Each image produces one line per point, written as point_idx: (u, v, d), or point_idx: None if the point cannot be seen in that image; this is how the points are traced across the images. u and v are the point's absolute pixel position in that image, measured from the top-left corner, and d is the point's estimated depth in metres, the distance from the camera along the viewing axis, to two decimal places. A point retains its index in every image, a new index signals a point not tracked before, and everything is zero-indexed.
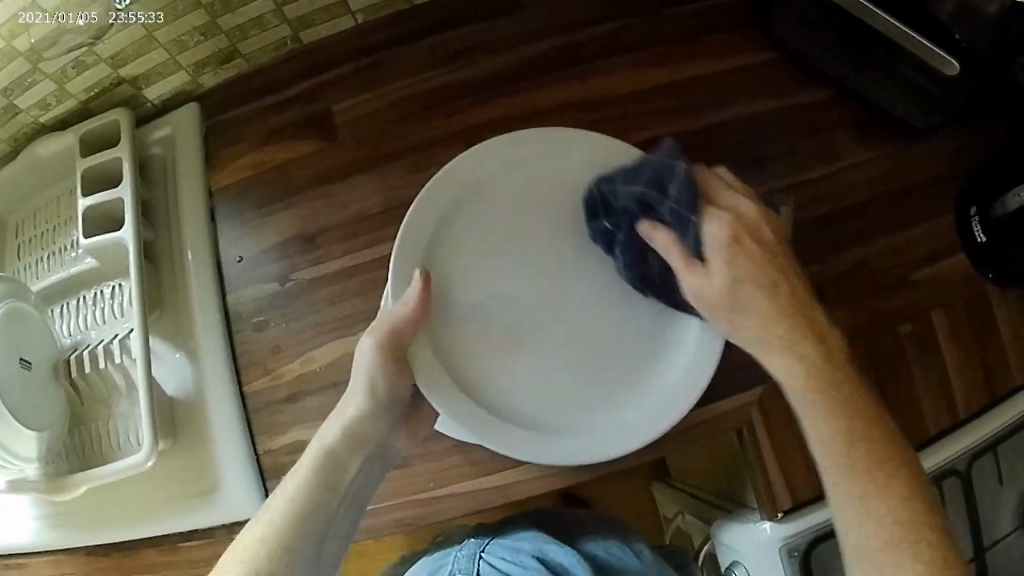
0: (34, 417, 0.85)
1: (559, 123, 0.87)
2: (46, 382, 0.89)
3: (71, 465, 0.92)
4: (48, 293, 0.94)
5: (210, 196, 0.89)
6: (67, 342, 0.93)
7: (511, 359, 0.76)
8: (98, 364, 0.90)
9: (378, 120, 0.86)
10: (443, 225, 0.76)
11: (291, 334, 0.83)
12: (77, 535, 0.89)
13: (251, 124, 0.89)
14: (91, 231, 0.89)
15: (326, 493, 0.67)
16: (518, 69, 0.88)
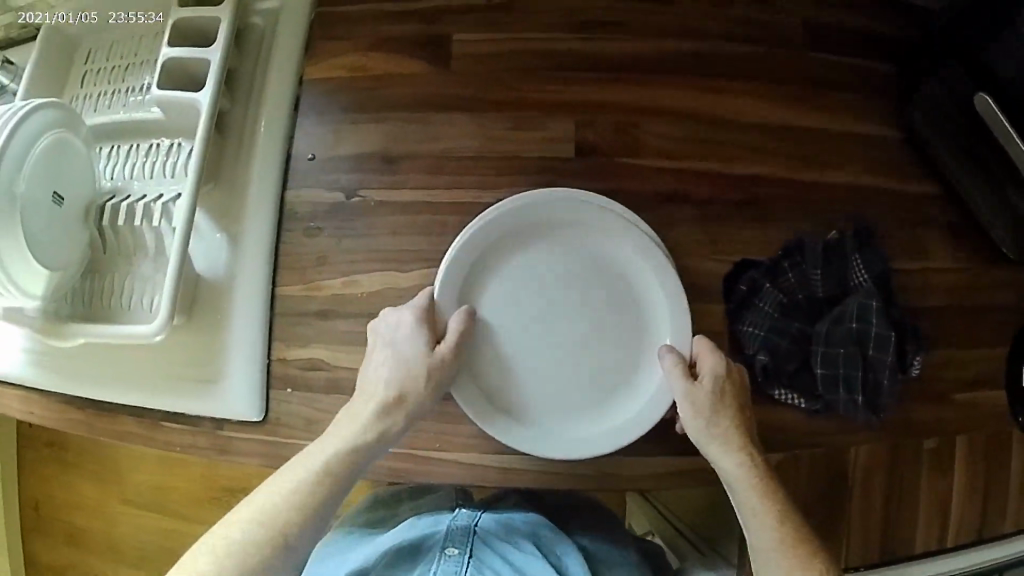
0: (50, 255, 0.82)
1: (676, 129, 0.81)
2: (75, 222, 0.85)
3: (77, 309, 0.88)
4: (101, 131, 0.89)
5: (299, 83, 0.84)
6: (107, 185, 0.89)
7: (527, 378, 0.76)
8: (133, 220, 0.86)
9: (492, 64, 0.81)
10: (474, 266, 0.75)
11: (338, 251, 0.78)
12: (76, 383, 0.87)
13: (363, 28, 0.84)
14: (165, 83, 0.84)
15: (315, 494, 0.63)
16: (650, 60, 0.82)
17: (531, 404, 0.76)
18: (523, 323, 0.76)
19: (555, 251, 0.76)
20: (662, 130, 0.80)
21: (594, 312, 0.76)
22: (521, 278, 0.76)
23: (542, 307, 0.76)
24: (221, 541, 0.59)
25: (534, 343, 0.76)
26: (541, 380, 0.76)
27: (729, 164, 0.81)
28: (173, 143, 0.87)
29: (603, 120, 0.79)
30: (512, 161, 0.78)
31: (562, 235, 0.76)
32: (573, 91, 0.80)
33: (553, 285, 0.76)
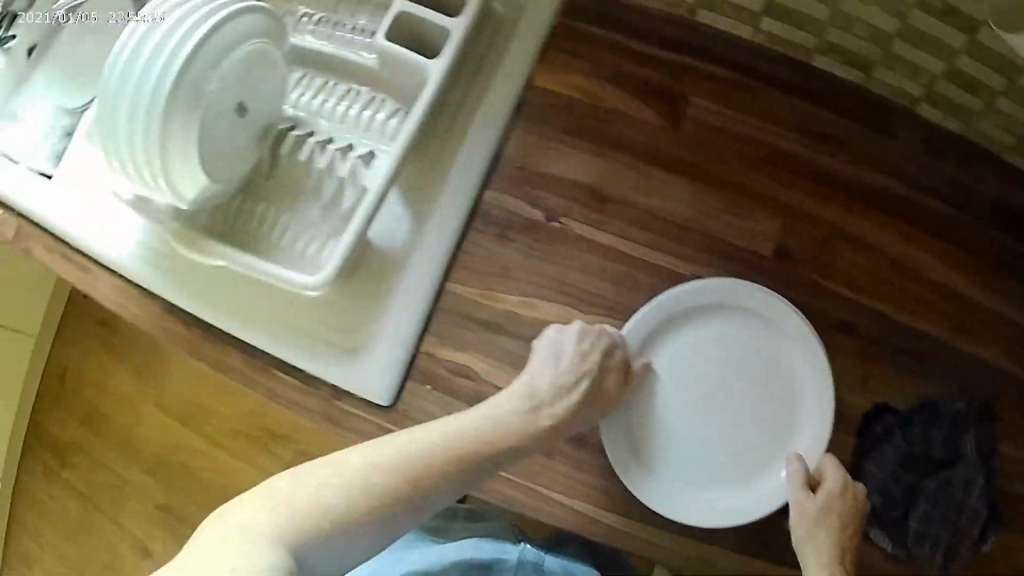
0: (216, 164, 0.79)
1: (865, 260, 0.82)
2: (250, 139, 0.81)
3: (220, 227, 0.84)
4: (299, 56, 0.85)
5: (526, 86, 0.80)
6: (290, 113, 0.83)
7: (664, 438, 0.77)
8: (310, 158, 0.81)
9: (718, 141, 0.80)
10: (651, 335, 0.77)
11: (524, 266, 0.77)
12: (198, 303, 0.84)
13: (602, 55, 0.81)
14: (390, 35, 0.79)
15: (429, 478, 0.63)
16: (859, 188, 0.83)
17: (659, 469, 0.77)
18: (675, 389, 0.77)
19: (715, 336, 0.77)
20: (853, 258, 0.82)
21: (750, 407, 0.77)
22: (693, 351, 0.77)
23: (704, 386, 0.77)
24: (324, 473, 0.60)
25: (678, 410, 0.77)
26: (679, 452, 0.77)
27: (899, 309, 0.84)
28: (375, 96, 0.82)
29: (806, 229, 0.80)
30: (713, 240, 0.78)
31: (744, 325, 0.77)
32: (786, 193, 0.80)
33: (721, 369, 0.77)
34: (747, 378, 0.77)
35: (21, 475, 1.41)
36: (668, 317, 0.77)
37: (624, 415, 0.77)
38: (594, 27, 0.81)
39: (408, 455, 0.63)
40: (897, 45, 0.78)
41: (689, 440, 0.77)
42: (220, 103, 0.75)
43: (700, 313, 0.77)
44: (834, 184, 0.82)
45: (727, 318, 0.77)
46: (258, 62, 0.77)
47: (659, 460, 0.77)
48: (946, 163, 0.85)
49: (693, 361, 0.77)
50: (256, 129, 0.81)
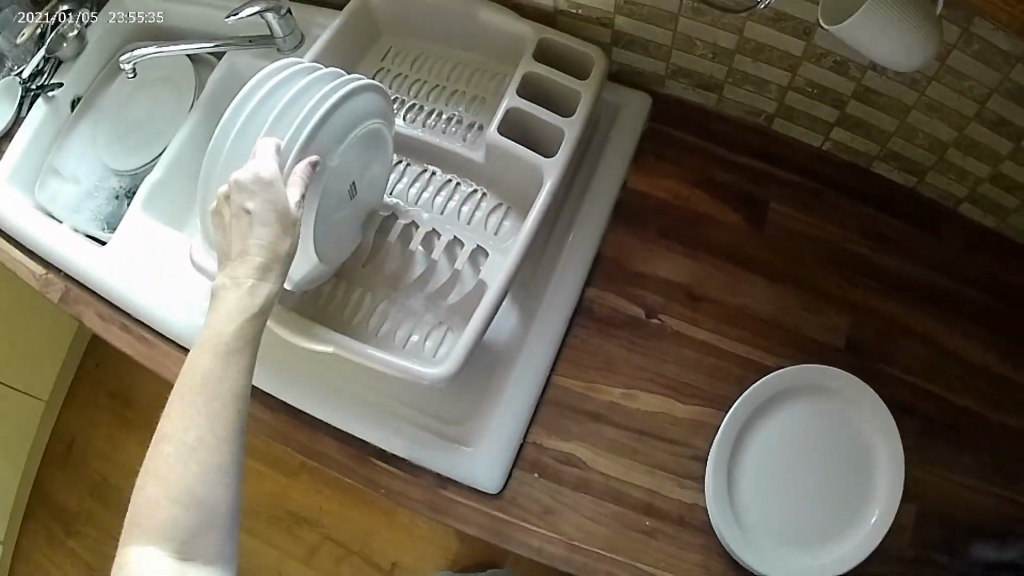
0: (324, 247, 0.77)
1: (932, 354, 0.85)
2: (355, 224, 0.80)
3: (315, 311, 0.83)
4: (402, 144, 0.88)
5: (622, 188, 0.88)
6: (391, 200, 0.85)
7: (762, 511, 0.79)
8: (413, 246, 0.83)
9: (796, 242, 0.87)
10: (754, 418, 0.80)
11: (628, 361, 0.82)
12: (288, 388, 0.83)
13: (689, 160, 0.89)
14: (503, 128, 0.85)
15: (213, 421, 0.54)
16: (922, 289, 0.87)
17: (756, 536, 0.78)
18: (772, 466, 0.80)
19: (805, 415, 0.81)
20: (916, 351, 0.85)
21: (828, 475, 0.80)
22: (778, 423, 0.80)
23: (786, 453, 0.80)
24: (161, 466, 0.54)
25: (773, 483, 0.79)
26: (774, 521, 0.78)
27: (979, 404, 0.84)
28: (478, 190, 0.86)
29: (877, 322, 0.86)
30: (796, 333, 0.84)
31: (822, 400, 0.81)
32: (857, 288, 0.87)
33: (801, 439, 0.80)
34: (835, 454, 0.80)
35: (23, 544, 1.33)
36: (767, 399, 0.80)
37: (724, 495, 0.78)
38: (682, 133, 0.90)
39: (195, 384, 0.55)
40: (950, 153, 0.82)
41: (782, 509, 0.79)
42: (335, 180, 0.73)
43: (792, 395, 0.81)
44: (897, 285, 0.87)
45: (816, 397, 0.81)
46: (369, 144, 0.77)
47: (746, 525, 0.78)
48: (995, 261, 0.88)
49: (784, 439, 0.80)
50: (361, 214, 0.80)
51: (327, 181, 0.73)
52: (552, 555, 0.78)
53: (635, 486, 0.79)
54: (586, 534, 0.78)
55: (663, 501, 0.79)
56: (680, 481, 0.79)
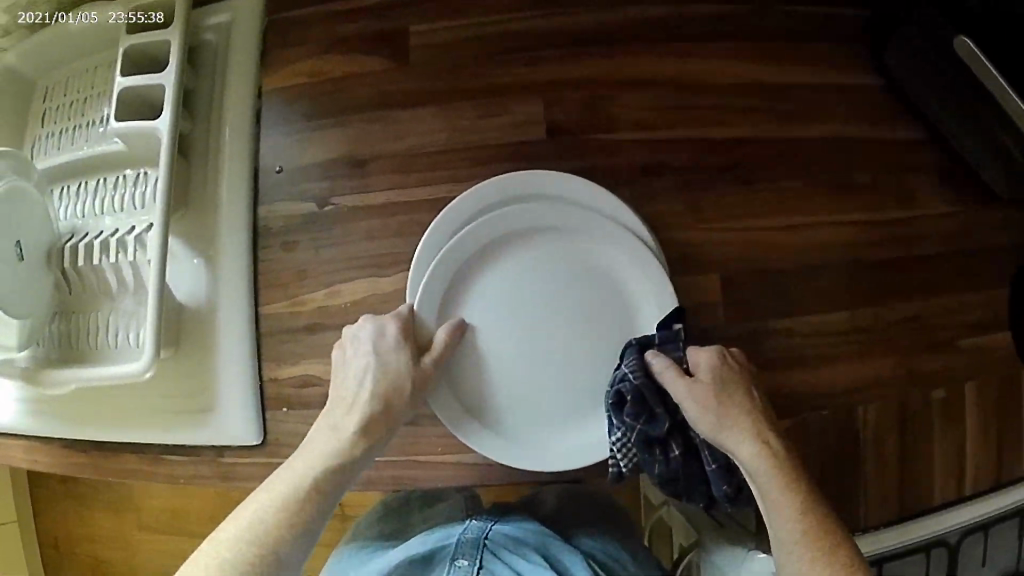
0: (16, 303, 0.81)
1: (635, 101, 0.78)
2: (37, 268, 0.85)
3: (62, 354, 0.89)
4: (58, 172, 0.89)
5: (258, 95, 0.83)
6: (65, 227, 0.89)
7: (515, 385, 0.73)
8: (93, 259, 0.85)
9: (451, 54, 0.79)
10: (461, 283, 0.72)
11: (319, 261, 0.77)
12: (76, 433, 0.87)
13: (315, 34, 0.83)
14: (125, 113, 0.82)
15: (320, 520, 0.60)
16: (602, 39, 0.79)
17: (515, 415, 0.74)
18: (518, 331, 0.73)
19: (544, 268, 0.72)
20: (636, 102, 0.78)
21: (592, 320, 0.73)
22: (492, 290, 0.72)
23: (525, 332, 0.73)
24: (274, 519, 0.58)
25: (525, 354, 0.73)
26: (537, 397, 0.74)
27: (701, 130, 0.79)
28: (140, 173, 0.85)
29: (569, 97, 0.78)
30: (486, 149, 0.77)
31: (552, 239, 0.72)
32: (537, 74, 0.78)
33: (533, 301, 0.73)
34: (584, 299, 0.73)
35: None
36: (475, 254, 0.71)
37: (496, 432, 0.73)
38: (302, 9, 0.83)
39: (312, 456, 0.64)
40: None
41: (540, 381, 0.73)
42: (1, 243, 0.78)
43: (513, 245, 0.72)
44: (577, 42, 0.79)
45: (552, 243, 0.72)
46: (14, 198, 0.81)
47: (524, 438, 0.74)
48: None
49: (527, 300, 0.73)
50: (38, 258, 0.85)
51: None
52: None
53: None
54: None
55: None
56: None
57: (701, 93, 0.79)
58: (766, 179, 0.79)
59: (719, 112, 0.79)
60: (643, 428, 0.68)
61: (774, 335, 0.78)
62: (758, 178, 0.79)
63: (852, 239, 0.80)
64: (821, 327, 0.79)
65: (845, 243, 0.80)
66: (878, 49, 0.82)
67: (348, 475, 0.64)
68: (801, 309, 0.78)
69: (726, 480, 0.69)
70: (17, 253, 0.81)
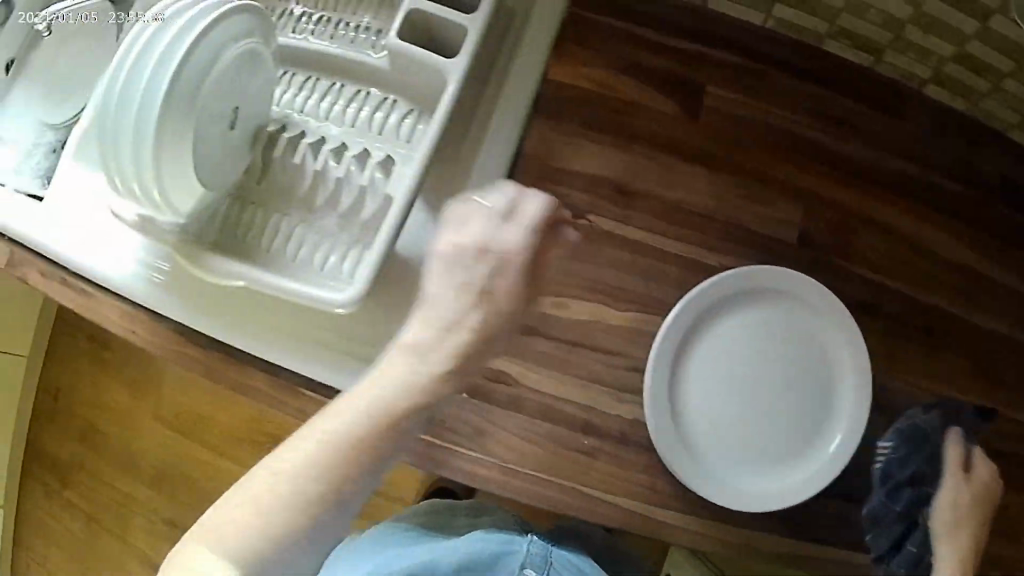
0: (208, 172, 0.75)
1: (872, 239, 0.83)
2: (238, 144, 0.78)
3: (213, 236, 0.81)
4: (290, 54, 0.83)
5: (541, 81, 0.80)
6: (277, 112, 0.81)
7: (724, 434, 0.76)
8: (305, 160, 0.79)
9: (736, 127, 0.81)
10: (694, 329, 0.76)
11: (554, 269, 0.76)
12: (217, 327, 0.82)
13: (615, 49, 0.82)
14: (404, 34, 0.77)
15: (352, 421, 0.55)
16: (863, 172, 0.84)
17: (718, 462, 0.76)
18: (734, 384, 0.76)
19: (769, 333, 0.77)
20: (874, 240, 0.83)
21: (799, 381, 0.77)
22: (723, 344, 0.76)
23: (740, 383, 0.76)
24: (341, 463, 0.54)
25: (737, 406, 0.76)
26: (740, 447, 0.76)
27: (914, 287, 0.85)
28: (387, 98, 0.80)
29: (824, 212, 0.82)
30: (740, 229, 0.80)
31: (781, 303, 0.77)
32: (802, 179, 0.82)
33: (757, 361, 0.77)
34: (795, 358, 0.77)
35: (24, 497, 1.37)
36: (715, 306, 0.76)
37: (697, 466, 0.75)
38: (607, 17, 0.83)
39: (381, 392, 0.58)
40: (909, 31, 0.79)
41: (745, 433, 0.76)
42: (217, 104, 0.72)
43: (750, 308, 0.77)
44: (845, 165, 0.83)
45: (779, 309, 0.77)
46: (248, 63, 0.74)
47: (725, 485, 0.76)
48: (941, 141, 0.86)
49: (748, 358, 0.76)
50: (242, 135, 0.78)
51: (212, 101, 0.71)
52: (489, 479, 0.76)
53: (568, 400, 0.76)
54: (521, 455, 0.76)
55: (600, 417, 0.76)
56: (617, 395, 0.76)
57: (925, 255, 0.85)
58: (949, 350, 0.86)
59: (932, 277, 0.85)
60: (891, 484, 0.79)
61: None
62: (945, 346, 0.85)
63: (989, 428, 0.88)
64: None
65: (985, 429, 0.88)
66: None
67: (412, 415, 0.58)
68: None
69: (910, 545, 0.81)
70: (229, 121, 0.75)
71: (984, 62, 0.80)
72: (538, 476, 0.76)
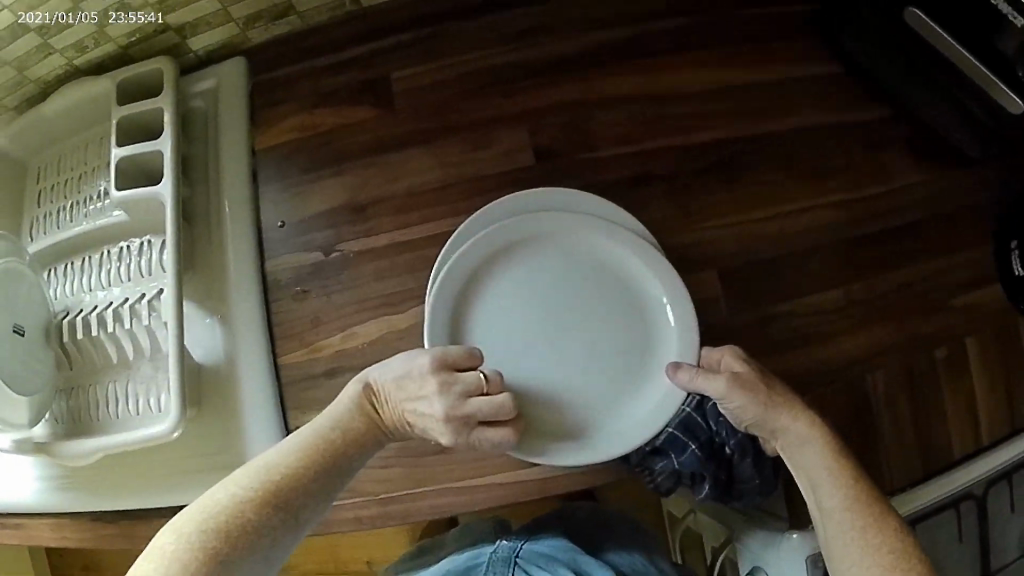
0: (25, 381, 0.84)
1: (612, 114, 0.82)
2: (36, 346, 0.87)
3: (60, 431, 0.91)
4: (56, 251, 0.92)
5: (252, 154, 0.85)
6: (58, 305, 0.92)
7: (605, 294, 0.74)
8: (92, 331, 0.87)
9: (436, 93, 0.82)
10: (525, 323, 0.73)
11: (332, 307, 0.79)
12: (89, 503, 0.89)
13: (299, 91, 0.86)
14: (125, 182, 0.85)
15: (342, 468, 0.58)
16: (576, 60, 0.83)
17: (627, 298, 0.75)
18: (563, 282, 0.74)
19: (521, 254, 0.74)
20: (618, 116, 0.82)
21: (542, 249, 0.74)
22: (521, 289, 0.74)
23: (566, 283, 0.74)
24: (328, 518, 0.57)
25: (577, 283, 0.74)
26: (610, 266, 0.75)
27: (683, 135, 0.83)
28: (143, 241, 0.87)
29: (554, 121, 0.81)
30: (477, 181, 0.80)
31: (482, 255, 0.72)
32: (519, 100, 0.82)
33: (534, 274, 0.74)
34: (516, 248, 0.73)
35: None
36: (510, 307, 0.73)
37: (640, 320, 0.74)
38: (288, 68, 0.87)
39: (325, 443, 0.58)
40: None
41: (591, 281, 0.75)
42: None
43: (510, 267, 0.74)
44: (557, 69, 0.83)
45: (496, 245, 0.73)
46: (11, 278, 0.85)
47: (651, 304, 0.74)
48: None
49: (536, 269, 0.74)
50: (37, 336, 0.87)
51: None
52: (373, 517, 0.78)
53: None
54: (385, 483, 0.77)
55: None
56: None
57: (677, 101, 0.84)
58: (750, 176, 0.83)
59: (695, 117, 0.84)
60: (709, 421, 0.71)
61: (781, 314, 0.81)
62: (744, 175, 0.83)
63: (836, 221, 0.85)
64: (822, 307, 0.83)
65: (824, 226, 0.85)
66: (834, 39, 0.88)
67: (357, 456, 0.60)
68: (800, 293, 0.82)
69: (693, 440, 0.74)
70: (15, 333, 0.84)
71: None
72: (410, 495, 0.77)
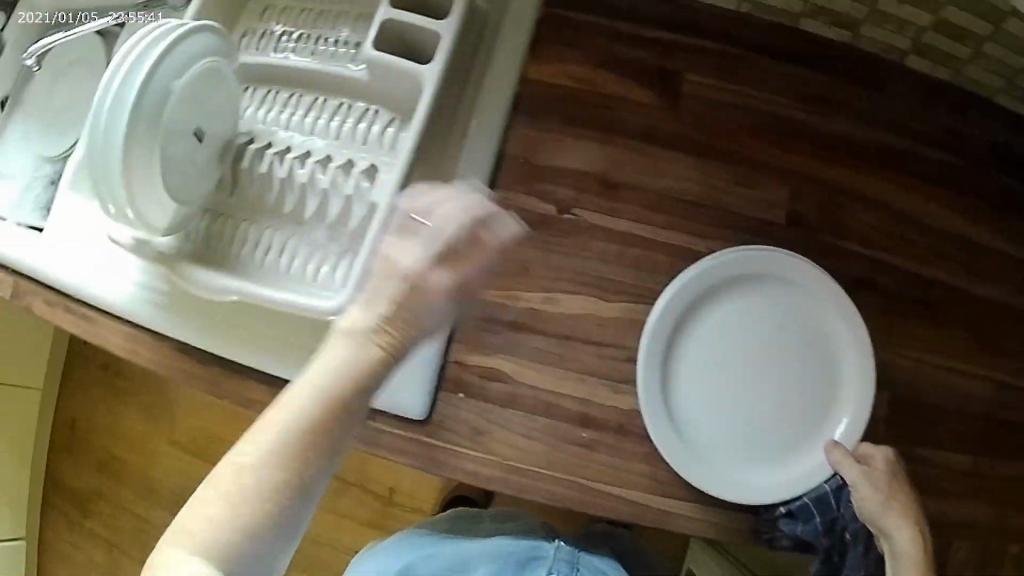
0: (180, 187, 0.78)
1: (862, 213, 0.83)
2: (210, 159, 0.81)
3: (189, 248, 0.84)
4: (267, 72, 0.86)
5: (521, 81, 0.81)
6: (244, 125, 0.85)
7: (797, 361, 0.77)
8: (275, 171, 0.81)
9: (718, 112, 0.81)
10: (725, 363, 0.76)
11: (545, 264, 0.77)
12: (196, 335, 0.86)
13: (592, 42, 0.82)
14: (381, 44, 0.79)
15: (342, 432, 0.51)
16: (851, 147, 0.84)
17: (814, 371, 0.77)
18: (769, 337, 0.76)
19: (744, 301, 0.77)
20: (866, 218, 0.83)
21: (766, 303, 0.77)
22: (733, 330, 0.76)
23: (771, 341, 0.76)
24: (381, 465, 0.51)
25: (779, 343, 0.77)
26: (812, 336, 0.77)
27: (911, 262, 0.85)
28: (370, 108, 0.82)
29: (813, 194, 0.82)
30: (725, 214, 0.79)
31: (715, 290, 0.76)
32: (790, 159, 0.82)
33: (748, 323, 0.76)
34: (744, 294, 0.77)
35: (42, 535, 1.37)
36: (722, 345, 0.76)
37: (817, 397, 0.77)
38: (582, 12, 0.82)
39: (326, 382, 0.50)
40: None
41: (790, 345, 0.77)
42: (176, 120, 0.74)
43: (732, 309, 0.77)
44: (832, 148, 0.83)
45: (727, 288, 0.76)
46: (211, 80, 0.77)
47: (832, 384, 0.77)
48: (926, 113, 0.86)
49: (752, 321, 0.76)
50: (214, 149, 0.81)
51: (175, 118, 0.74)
52: (491, 477, 0.76)
53: (565, 397, 0.76)
54: (521, 452, 0.76)
55: (599, 410, 0.76)
56: (613, 386, 0.76)
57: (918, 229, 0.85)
58: (949, 326, 0.86)
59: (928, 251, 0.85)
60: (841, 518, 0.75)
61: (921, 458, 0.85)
62: (946, 323, 0.85)
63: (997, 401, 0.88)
64: (955, 469, 0.86)
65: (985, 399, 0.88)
66: None
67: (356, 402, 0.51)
68: (943, 449, 0.85)
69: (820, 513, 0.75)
70: (194, 137, 0.78)
71: (967, 29, 0.79)
72: (537, 475, 0.76)
